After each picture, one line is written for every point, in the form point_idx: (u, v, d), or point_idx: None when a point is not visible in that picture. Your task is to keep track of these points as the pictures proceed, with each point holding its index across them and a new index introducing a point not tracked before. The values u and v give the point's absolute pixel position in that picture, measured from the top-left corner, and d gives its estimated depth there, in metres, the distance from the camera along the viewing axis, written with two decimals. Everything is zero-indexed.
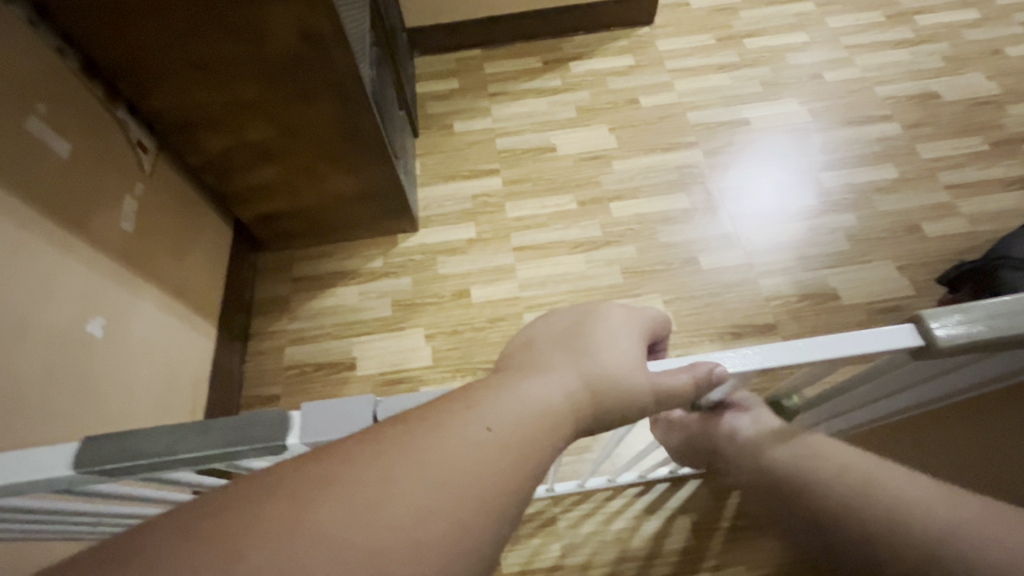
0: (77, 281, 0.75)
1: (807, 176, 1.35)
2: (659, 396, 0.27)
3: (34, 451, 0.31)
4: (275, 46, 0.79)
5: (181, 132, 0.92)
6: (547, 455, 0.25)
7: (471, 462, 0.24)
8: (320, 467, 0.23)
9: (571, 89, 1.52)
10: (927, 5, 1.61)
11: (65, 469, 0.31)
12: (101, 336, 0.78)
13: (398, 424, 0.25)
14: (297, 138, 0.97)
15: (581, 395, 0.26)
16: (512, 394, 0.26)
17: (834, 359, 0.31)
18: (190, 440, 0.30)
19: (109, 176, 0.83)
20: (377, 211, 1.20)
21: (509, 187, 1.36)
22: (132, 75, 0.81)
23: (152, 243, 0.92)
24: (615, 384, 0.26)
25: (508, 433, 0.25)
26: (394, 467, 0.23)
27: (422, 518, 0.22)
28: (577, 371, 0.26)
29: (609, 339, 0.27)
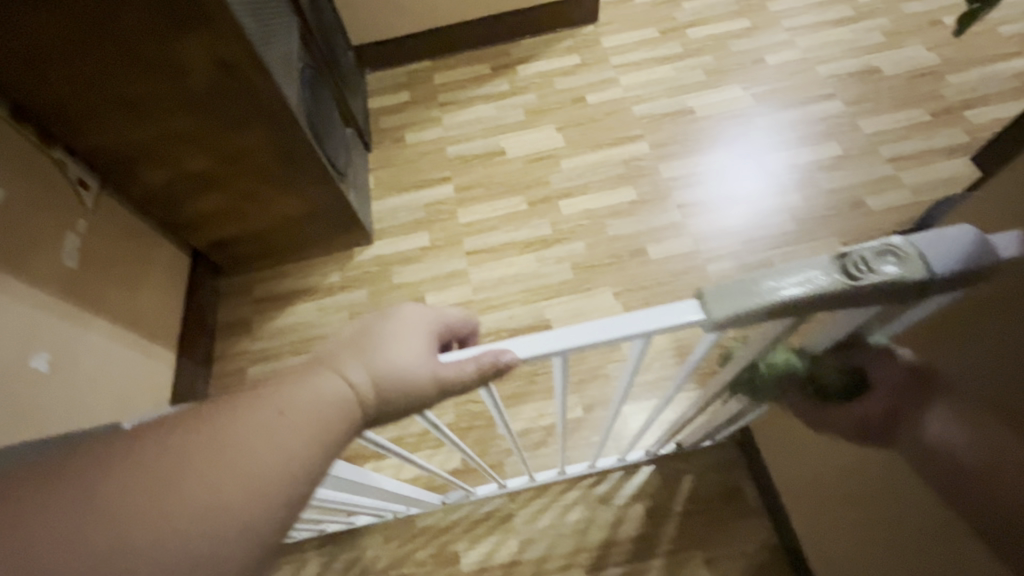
0: (19, 321, 0.78)
1: (753, 159, 1.37)
2: (441, 384, 0.33)
3: None
4: (196, 80, 0.83)
5: (121, 168, 0.95)
6: (341, 433, 0.31)
7: (261, 442, 0.28)
8: (120, 458, 0.27)
9: (518, 93, 1.54)
10: None
11: None
12: (47, 370, 0.81)
13: (203, 409, 0.29)
14: (234, 165, 1.00)
15: (367, 387, 0.32)
16: (304, 384, 0.31)
17: (626, 340, 0.32)
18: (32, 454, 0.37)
19: (46, 217, 0.86)
20: (327, 229, 1.23)
21: (461, 193, 1.39)
22: (64, 117, 0.84)
23: (98, 276, 0.95)
24: (395, 375, 0.32)
25: (299, 417, 0.29)
26: (195, 453, 0.27)
27: (214, 495, 0.26)
28: (365, 367, 0.32)
29: (395, 340, 0.33)
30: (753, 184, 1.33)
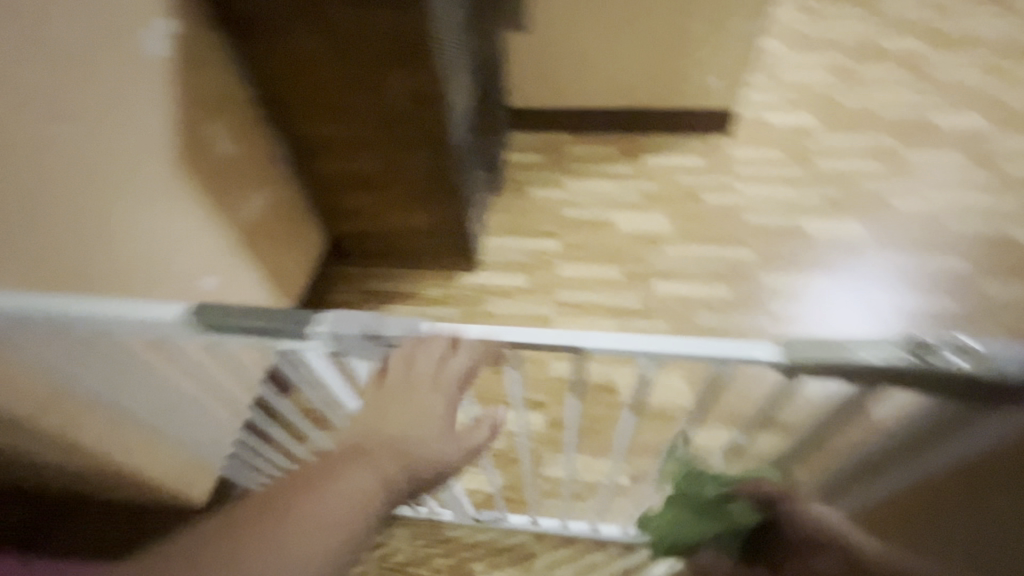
0: (206, 247, 1.00)
1: (858, 293, 1.38)
2: (454, 453, 0.48)
3: (154, 302, 0.51)
4: (393, 103, 1.05)
5: (310, 155, 1.19)
6: (378, 504, 0.44)
7: (332, 518, 0.42)
8: (235, 539, 0.41)
9: (640, 177, 1.68)
10: (1018, 155, 1.61)
11: (173, 313, 0.50)
12: (210, 289, 1.02)
13: (286, 497, 0.43)
14: (393, 175, 1.20)
15: (399, 469, 0.45)
16: (351, 473, 0.44)
17: (705, 357, 0.48)
18: (253, 314, 0.49)
19: (250, 177, 1.09)
20: (443, 248, 1.40)
21: (566, 250, 1.51)
22: (291, 107, 1.09)
23: (264, 232, 1.15)
24: (430, 458, 0.47)
25: (352, 499, 0.43)
26: (285, 531, 0.41)
27: (306, 555, 0.40)
28: (396, 449, 0.46)
29: (419, 417, 0.47)
30: (852, 317, 1.34)
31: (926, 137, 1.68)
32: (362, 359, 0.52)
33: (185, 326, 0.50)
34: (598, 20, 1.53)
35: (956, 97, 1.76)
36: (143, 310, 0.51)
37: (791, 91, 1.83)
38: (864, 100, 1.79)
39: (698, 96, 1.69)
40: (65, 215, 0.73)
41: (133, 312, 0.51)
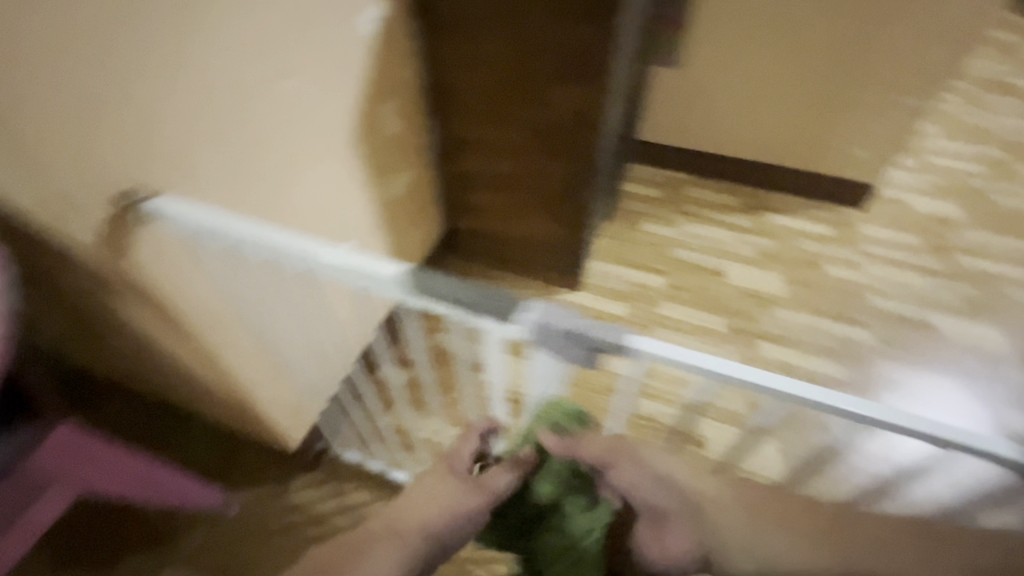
0: (353, 215, 1.07)
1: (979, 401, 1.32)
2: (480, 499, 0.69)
3: (373, 258, 0.54)
4: (553, 115, 1.08)
5: (455, 149, 1.24)
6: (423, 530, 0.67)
7: (393, 538, 0.65)
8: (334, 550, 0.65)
9: (758, 234, 1.63)
10: None
11: (390, 272, 0.53)
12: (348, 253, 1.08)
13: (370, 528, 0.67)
14: (529, 182, 1.24)
15: (439, 511, 0.68)
16: (405, 519, 0.67)
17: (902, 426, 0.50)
18: (466, 290, 0.52)
19: (402, 159, 1.15)
20: (552, 261, 1.42)
21: (670, 289, 1.50)
22: (453, 103, 1.15)
23: (398, 212, 1.22)
24: (459, 505, 0.68)
25: (407, 530, 0.66)
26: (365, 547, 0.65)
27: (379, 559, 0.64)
28: (435, 501, 0.68)
29: (453, 479, 0.71)
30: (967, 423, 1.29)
31: None
32: (550, 354, 0.52)
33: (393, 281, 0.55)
34: (753, 71, 1.49)
35: None
36: (355, 261, 0.55)
37: (938, 177, 1.72)
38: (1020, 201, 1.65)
39: (837, 163, 1.62)
40: (260, 156, 0.79)
41: (347, 257, 0.56)
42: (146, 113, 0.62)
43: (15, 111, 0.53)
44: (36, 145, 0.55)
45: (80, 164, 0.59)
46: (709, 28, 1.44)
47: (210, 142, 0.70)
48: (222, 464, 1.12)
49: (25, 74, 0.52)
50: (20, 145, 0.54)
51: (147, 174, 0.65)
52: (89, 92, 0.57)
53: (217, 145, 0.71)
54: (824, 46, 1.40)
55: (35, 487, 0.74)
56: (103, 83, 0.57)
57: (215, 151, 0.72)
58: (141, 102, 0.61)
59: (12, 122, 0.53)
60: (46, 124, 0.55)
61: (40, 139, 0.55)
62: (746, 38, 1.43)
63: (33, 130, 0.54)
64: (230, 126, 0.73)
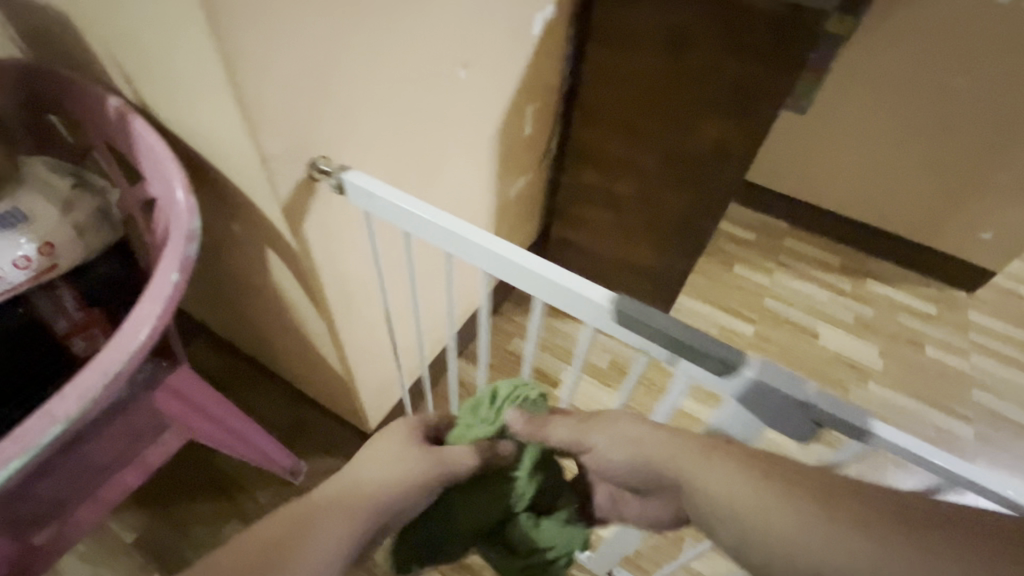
0: (474, 210, 1.05)
1: None
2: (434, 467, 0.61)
3: (579, 277, 0.49)
4: (693, 145, 1.04)
5: (575, 159, 1.22)
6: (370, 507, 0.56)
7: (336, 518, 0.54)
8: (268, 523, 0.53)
9: (856, 299, 1.56)
10: None
11: (601, 296, 0.48)
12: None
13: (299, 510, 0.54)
14: (643, 207, 1.20)
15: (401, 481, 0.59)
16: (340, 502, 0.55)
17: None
18: (684, 332, 0.46)
19: (525, 161, 1.14)
20: (644, 289, 1.39)
21: (757, 339, 1.44)
22: (587, 114, 1.12)
23: (508, 212, 1.20)
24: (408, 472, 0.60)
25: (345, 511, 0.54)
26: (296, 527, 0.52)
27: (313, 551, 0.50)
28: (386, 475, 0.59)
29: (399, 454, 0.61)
30: None
31: None
32: (755, 412, 0.47)
33: (554, 286, 0.50)
34: (885, 137, 1.41)
35: None
36: (510, 255, 0.51)
37: None
38: None
39: (958, 243, 1.52)
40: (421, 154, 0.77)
41: (505, 252, 0.52)
42: (349, 108, 0.59)
43: (251, 105, 0.49)
44: (262, 141, 0.52)
45: (291, 160, 0.56)
46: (849, 86, 1.36)
47: (386, 138, 0.68)
48: (295, 429, 1.11)
49: (267, 65, 0.48)
50: (245, 137, 0.51)
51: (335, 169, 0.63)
52: (311, 84, 0.53)
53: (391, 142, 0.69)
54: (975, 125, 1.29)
55: (149, 430, 0.74)
56: (328, 76, 0.54)
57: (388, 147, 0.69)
58: (350, 97, 0.58)
59: (250, 115, 0.49)
60: (274, 116, 0.51)
61: (263, 133, 0.51)
62: (892, 101, 1.34)
63: (264, 122, 0.51)
64: (406, 123, 0.70)
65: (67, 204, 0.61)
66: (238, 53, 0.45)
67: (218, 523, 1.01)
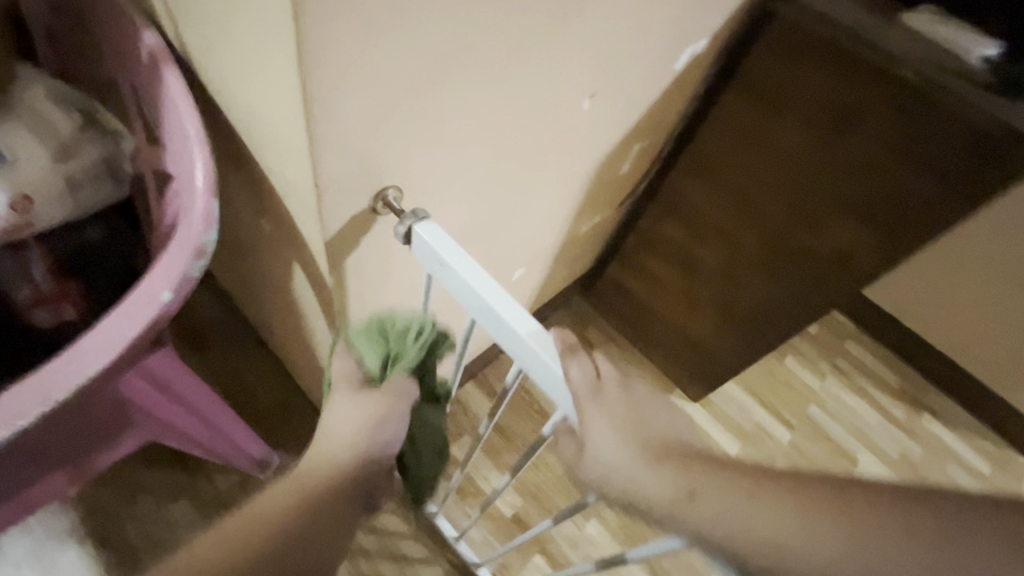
0: (541, 244, 0.90)
1: None
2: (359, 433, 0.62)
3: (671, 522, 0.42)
4: (808, 242, 0.89)
5: (662, 208, 1.06)
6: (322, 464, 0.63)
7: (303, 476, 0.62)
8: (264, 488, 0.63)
9: (907, 433, 1.40)
10: None
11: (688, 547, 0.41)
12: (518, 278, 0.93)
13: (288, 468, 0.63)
14: (721, 282, 1.06)
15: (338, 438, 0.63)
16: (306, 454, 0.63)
17: None
18: None
19: (609, 199, 0.98)
20: (691, 363, 1.25)
21: (794, 452, 1.33)
22: (693, 168, 0.96)
23: (572, 247, 1.05)
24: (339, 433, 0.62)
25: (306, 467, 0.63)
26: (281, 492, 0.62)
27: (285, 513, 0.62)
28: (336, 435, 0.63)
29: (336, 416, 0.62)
30: None
31: None
32: None
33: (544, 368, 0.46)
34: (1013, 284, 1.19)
35: None
36: (514, 319, 0.45)
37: None
38: None
39: None
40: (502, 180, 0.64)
41: (507, 312, 0.46)
42: (435, 124, 0.47)
43: (318, 113, 0.38)
44: (322, 153, 0.41)
45: (351, 175, 0.45)
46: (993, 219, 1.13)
47: (468, 161, 0.56)
48: (277, 415, 1.00)
49: (347, 66, 0.37)
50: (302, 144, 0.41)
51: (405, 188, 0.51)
52: (399, 92, 0.41)
53: (473, 165, 0.57)
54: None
55: (110, 420, 0.67)
56: (419, 84, 0.42)
57: (468, 170, 0.57)
58: (440, 111, 0.46)
59: (314, 123, 0.39)
60: (343, 126, 0.41)
61: (327, 144, 0.41)
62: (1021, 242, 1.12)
63: (331, 133, 0.40)
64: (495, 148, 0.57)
65: (64, 150, 0.58)
66: (315, 48, 0.34)
67: (169, 498, 0.92)
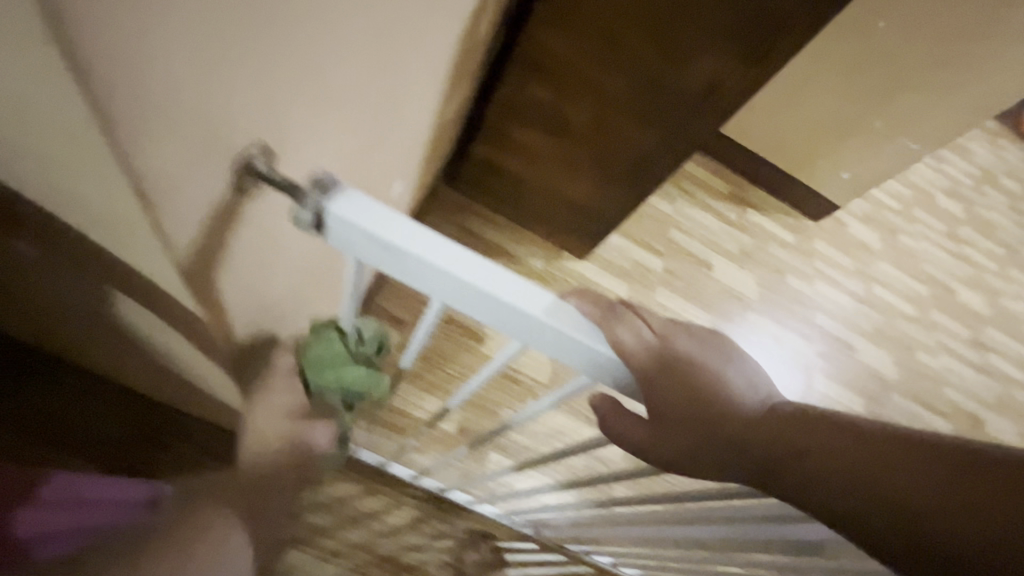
0: (414, 147, 0.74)
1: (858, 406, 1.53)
2: None
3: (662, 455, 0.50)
4: (678, 80, 0.86)
5: (524, 68, 0.95)
6: None
7: None
8: None
9: (740, 228, 1.65)
10: (1016, 348, 1.79)
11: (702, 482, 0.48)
12: (396, 195, 0.78)
13: None
14: (597, 136, 1.02)
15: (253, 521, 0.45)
16: None
17: None
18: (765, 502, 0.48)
19: (470, 69, 0.82)
20: (575, 223, 1.27)
21: (666, 274, 1.49)
22: (553, 14, 0.84)
23: (438, 136, 0.90)
24: None
25: None
26: None
27: None
28: None
29: None
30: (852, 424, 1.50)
31: (957, 305, 1.80)
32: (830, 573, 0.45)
33: (561, 350, 0.31)
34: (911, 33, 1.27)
35: (994, 269, 1.93)
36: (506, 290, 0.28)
37: (870, 204, 1.88)
38: (925, 246, 1.87)
39: (826, 183, 1.66)
40: (380, 97, 0.46)
41: (490, 282, 0.28)
42: (307, 61, 0.28)
43: (100, 93, 0.18)
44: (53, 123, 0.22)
45: None
46: None
47: (346, 94, 0.38)
48: None
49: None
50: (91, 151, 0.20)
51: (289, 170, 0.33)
52: (250, 22, 0.22)
53: (352, 96, 0.39)
54: (885, 75, 1.38)
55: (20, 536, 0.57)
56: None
57: (347, 106, 0.39)
58: (312, 39, 0.28)
59: (102, 113, 0.19)
60: None
61: (142, 147, 0.21)
62: None
63: None
64: (373, 63, 0.39)
65: None
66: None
67: None
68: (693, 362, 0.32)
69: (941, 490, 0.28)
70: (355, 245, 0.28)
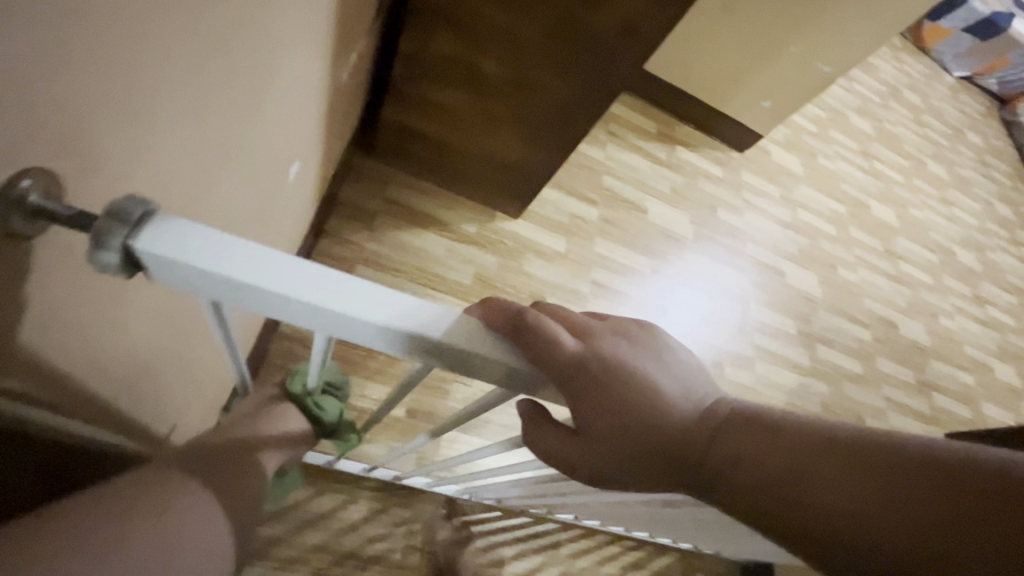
0: (306, 124, 0.66)
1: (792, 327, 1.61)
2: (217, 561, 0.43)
3: None
4: (591, 21, 0.81)
5: (425, 17, 0.85)
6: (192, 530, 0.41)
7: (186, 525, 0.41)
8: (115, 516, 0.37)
9: (670, 167, 1.65)
10: (923, 254, 1.94)
11: None
12: (294, 178, 0.70)
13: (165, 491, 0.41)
14: (512, 89, 0.95)
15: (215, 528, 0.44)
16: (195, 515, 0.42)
17: None
18: None
19: (362, 22, 0.73)
20: (503, 182, 1.21)
21: (602, 223, 1.47)
22: None
23: (339, 102, 0.80)
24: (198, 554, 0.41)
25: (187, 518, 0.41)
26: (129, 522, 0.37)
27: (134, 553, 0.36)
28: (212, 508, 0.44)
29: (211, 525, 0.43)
30: (789, 346, 1.58)
31: (871, 220, 1.91)
32: None
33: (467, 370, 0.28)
34: None
35: (901, 181, 2.05)
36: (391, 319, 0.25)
37: (790, 130, 1.92)
38: (841, 166, 1.95)
39: (748, 113, 1.67)
40: (235, 78, 0.39)
41: (368, 308, 0.25)
42: (71, 58, 0.22)
43: None
44: None
45: None
46: None
47: (170, 87, 0.31)
48: None
49: None
50: None
51: (88, 191, 0.27)
52: None
53: (183, 85, 0.32)
54: None
55: None
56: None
57: (177, 99, 0.32)
58: (69, 33, 0.21)
59: None
60: None
61: None
62: None
63: None
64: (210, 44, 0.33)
65: None
66: None
67: None
68: (624, 368, 0.30)
69: (874, 509, 0.26)
70: (204, 288, 0.24)
